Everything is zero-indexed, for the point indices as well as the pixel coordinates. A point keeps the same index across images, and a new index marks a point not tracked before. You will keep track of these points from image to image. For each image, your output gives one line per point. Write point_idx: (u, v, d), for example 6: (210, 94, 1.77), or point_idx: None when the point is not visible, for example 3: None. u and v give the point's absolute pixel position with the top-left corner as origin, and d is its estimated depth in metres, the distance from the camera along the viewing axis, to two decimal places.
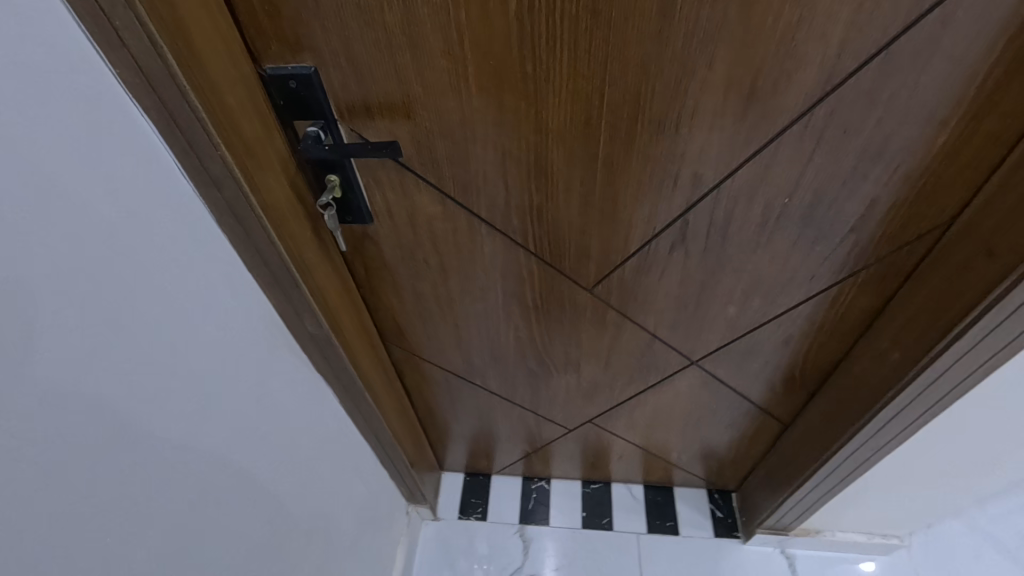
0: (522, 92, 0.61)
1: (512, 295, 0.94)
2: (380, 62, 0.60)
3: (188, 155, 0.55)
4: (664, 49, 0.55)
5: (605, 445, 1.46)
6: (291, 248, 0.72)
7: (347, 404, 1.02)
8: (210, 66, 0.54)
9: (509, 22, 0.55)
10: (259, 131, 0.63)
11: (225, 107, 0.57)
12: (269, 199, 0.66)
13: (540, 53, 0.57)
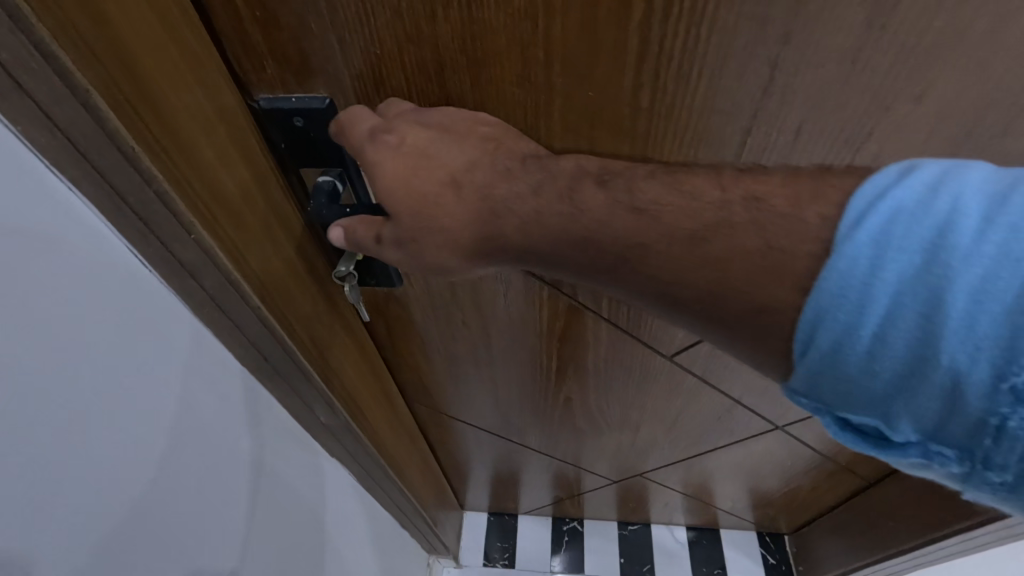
0: (630, 130, 0.43)
1: (568, 357, 0.76)
2: (424, 90, 0.41)
3: (150, 240, 0.36)
4: (858, 74, 0.37)
5: (649, 492, 1.31)
6: (301, 335, 0.54)
7: (366, 483, 0.85)
8: (180, 105, 0.35)
9: (627, 33, 0.36)
10: (253, 190, 0.44)
11: (206, 165, 0.38)
12: (269, 279, 0.47)
13: (666, 78, 0.39)
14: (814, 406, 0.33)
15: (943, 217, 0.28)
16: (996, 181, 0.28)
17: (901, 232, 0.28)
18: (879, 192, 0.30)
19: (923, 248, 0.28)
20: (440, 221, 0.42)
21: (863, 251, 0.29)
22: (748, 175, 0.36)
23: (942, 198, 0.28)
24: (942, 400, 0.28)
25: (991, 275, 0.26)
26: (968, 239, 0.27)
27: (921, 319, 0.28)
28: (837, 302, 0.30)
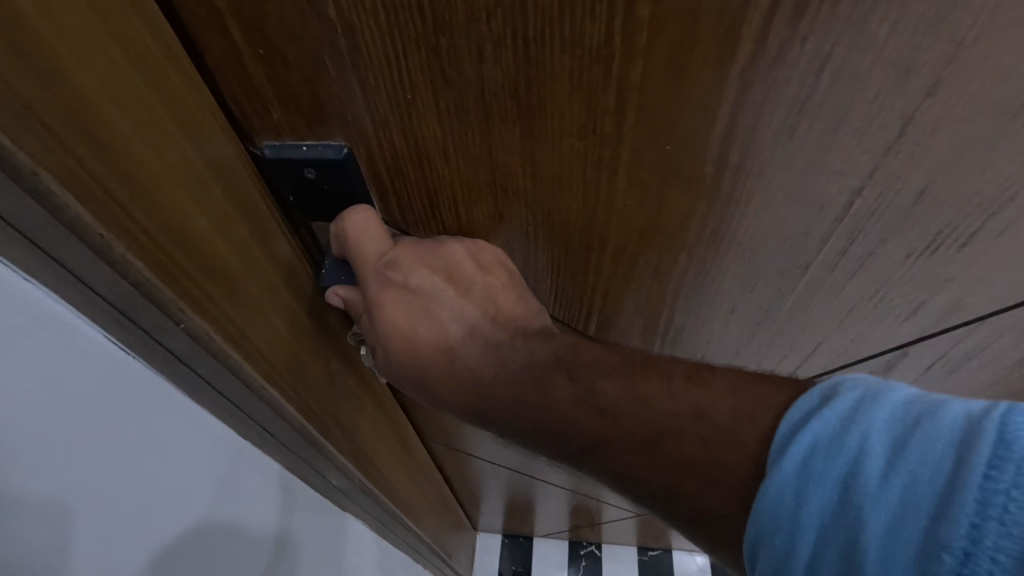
0: (711, 188, 0.35)
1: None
2: (463, 142, 0.34)
3: (130, 329, 0.29)
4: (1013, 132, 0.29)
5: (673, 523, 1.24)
6: (311, 404, 0.46)
7: (381, 533, 0.78)
8: (160, 167, 0.28)
9: (725, 80, 0.29)
10: (254, 250, 0.36)
11: (195, 235, 0.31)
12: (274, 352, 0.40)
13: (765, 133, 0.31)
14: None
15: (858, 452, 0.30)
16: (903, 419, 0.30)
17: (821, 467, 0.30)
18: (807, 418, 0.32)
19: (844, 481, 0.30)
20: (431, 370, 0.44)
21: (789, 479, 0.31)
22: (696, 385, 0.38)
23: (857, 434, 0.30)
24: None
25: (895, 517, 0.28)
26: (874, 479, 0.29)
27: (845, 551, 0.29)
28: (772, 521, 0.31)
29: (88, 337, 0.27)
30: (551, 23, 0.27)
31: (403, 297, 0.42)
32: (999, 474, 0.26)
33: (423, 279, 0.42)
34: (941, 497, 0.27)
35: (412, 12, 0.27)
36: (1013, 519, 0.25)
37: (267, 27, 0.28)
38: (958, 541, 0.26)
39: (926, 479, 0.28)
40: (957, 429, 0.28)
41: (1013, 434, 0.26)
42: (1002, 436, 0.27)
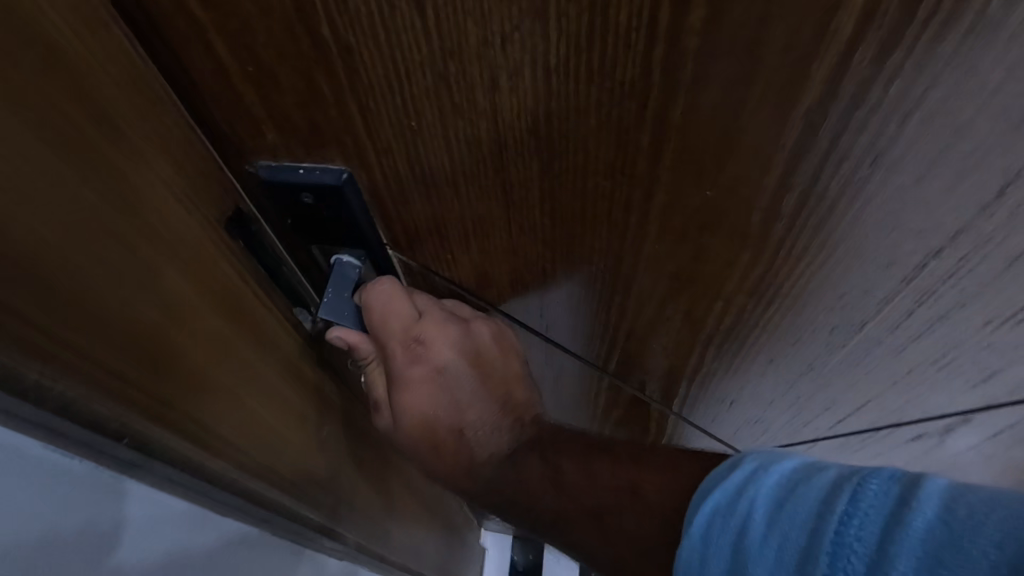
0: (757, 239, 0.30)
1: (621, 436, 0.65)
2: (470, 174, 0.30)
3: (76, 445, 0.24)
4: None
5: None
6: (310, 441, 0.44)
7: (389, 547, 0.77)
8: (82, 257, 0.23)
9: (786, 124, 0.24)
10: (222, 328, 0.32)
11: (144, 324, 0.26)
12: (253, 427, 0.36)
13: (828, 184, 0.26)
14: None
15: (744, 518, 0.26)
16: (788, 481, 0.27)
17: (717, 529, 0.27)
18: (711, 486, 0.30)
19: (731, 550, 0.26)
20: (440, 445, 0.43)
21: (694, 550, 0.28)
22: (633, 462, 0.39)
23: (747, 499, 0.27)
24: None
25: None
26: (759, 539, 0.25)
27: None
28: None
29: (44, 460, 0.23)
30: (578, 51, 0.23)
31: (429, 374, 0.41)
32: (850, 526, 0.23)
33: (450, 362, 0.41)
34: (805, 557, 0.23)
35: (416, 34, 0.23)
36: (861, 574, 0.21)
37: (255, 46, 0.25)
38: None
39: (795, 541, 0.24)
40: (827, 485, 0.25)
41: (868, 491, 0.23)
42: (859, 492, 0.23)
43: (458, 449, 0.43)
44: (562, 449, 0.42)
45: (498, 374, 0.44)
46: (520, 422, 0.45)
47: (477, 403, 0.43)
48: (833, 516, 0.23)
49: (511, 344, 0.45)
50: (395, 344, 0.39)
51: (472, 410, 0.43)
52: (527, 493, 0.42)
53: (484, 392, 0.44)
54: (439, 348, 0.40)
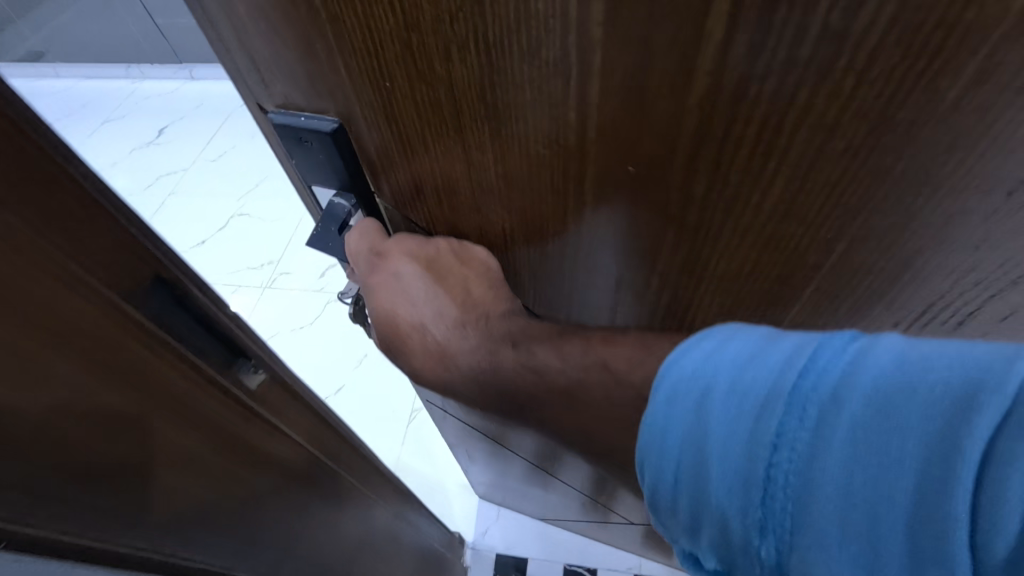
0: (678, 218, 0.34)
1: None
2: (436, 133, 0.35)
3: None
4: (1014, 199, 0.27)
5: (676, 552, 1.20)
6: (262, 461, 0.48)
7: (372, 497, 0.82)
8: None
9: (684, 110, 0.27)
10: (116, 392, 0.35)
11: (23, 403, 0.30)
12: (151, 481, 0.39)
13: (730, 170, 0.30)
14: (667, 535, 0.33)
15: (707, 382, 0.29)
16: (748, 344, 0.29)
17: (685, 390, 0.29)
18: (666, 363, 0.31)
19: (693, 411, 0.29)
20: (406, 342, 0.47)
21: (663, 412, 0.30)
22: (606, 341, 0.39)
23: (714, 364, 0.29)
24: (721, 535, 0.29)
25: (738, 430, 0.27)
26: (725, 396, 0.28)
27: (697, 465, 0.28)
28: (654, 450, 0.30)
29: None
30: (509, 31, 0.27)
31: (392, 280, 0.45)
32: (808, 380, 0.26)
33: (406, 269, 0.45)
34: (770, 407, 0.27)
35: (384, 6, 0.29)
36: (817, 416, 0.26)
37: (265, 9, 0.31)
38: (773, 439, 0.26)
39: (756, 398, 0.27)
40: (788, 348, 0.28)
41: (828, 352, 0.26)
42: (820, 353, 0.26)
43: (423, 347, 0.46)
44: (533, 338, 0.43)
45: (457, 283, 0.44)
46: (485, 318, 0.45)
47: (436, 310, 0.45)
48: (792, 375, 0.26)
49: (479, 258, 0.44)
50: (362, 260, 0.45)
51: (432, 315, 0.46)
52: (514, 384, 0.42)
53: (445, 298, 0.45)
54: (397, 259, 0.45)
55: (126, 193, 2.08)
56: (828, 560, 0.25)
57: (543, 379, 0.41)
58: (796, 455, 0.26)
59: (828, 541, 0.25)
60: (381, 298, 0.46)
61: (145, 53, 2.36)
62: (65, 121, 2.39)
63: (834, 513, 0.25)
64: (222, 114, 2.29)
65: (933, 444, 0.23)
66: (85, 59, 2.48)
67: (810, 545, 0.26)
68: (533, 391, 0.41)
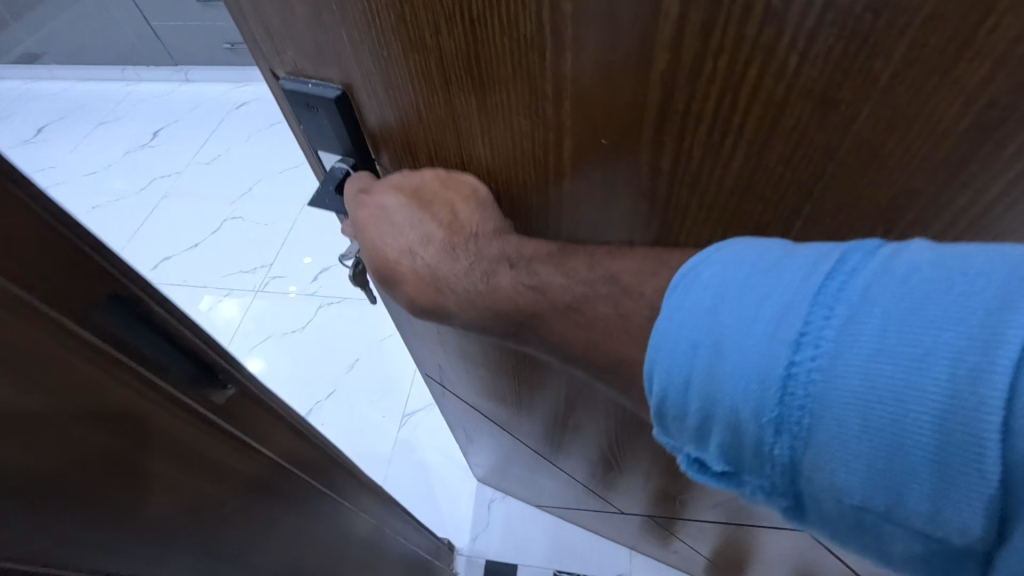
0: (648, 192, 0.36)
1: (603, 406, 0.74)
2: (429, 101, 0.38)
3: None
4: (961, 186, 0.27)
5: (669, 548, 1.21)
6: (232, 483, 0.45)
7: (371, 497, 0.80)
8: None
9: (648, 85, 0.30)
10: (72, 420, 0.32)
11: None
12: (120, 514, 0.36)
13: (692, 145, 0.32)
14: (670, 445, 0.32)
15: (724, 289, 0.28)
16: (767, 254, 0.28)
17: (698, 296, 0.28)
18: (683, 274, 0.30)
19: (710, 313, 0.27)
20: (399, 273, 0.44)
21: (676, 319, 0.28)
22: (615, 256, 0.36)
23: (731, 269, 0.28)
24: (732, 436, 0.27)
25: (754, 333, 0.26)
26: (742, 300, 0.27)
27: (711, 370, 0.27)
28: (664, 357, 0.28)
29: None
30: (490, 6, 0.30)
31: (375, 212, 0.43)
32: (837, 279, 0.25)
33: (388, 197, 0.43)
34: (788, 308, 0.25)
35: None
36: (842, 316, 0.24)
37: None
38: (795, 337, 0.25)
39: (779, 299, 0.26)
40: (809, 255, 0.26)
41: (853, 257, 0.25)
42: (844, 257, 0.25)
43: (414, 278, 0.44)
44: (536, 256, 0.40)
45: (440, 203, 0.42)
46: (476, 240, 0.42)
47: (417, 230, 0.42)
48: (819, 275, 0.25)
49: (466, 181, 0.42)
50: (351, 202, 0.44)
51: (414, 236, 0.43)
52: (515, 303, 0.39)
53: (425, 217, 0.42)
54: (380, 193, 0.43)
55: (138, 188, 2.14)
56: (847, 458, 0.24)
57: (546, 298, 0.38)
58: (820, 352, 0.24)
59: (847, 439, 0.24)
60: (367, 235, 0.44)
61: (145, 58, 2.47)
62: (59, 133, 2.45)
63: (857, 410, 0.23)
64: (215, 116, 2.35)
65: (972, 341, 0.21)
66: (89, 61, 2.58)
67: (828, 442, 0.24)
68: (535, 311, 0.39)
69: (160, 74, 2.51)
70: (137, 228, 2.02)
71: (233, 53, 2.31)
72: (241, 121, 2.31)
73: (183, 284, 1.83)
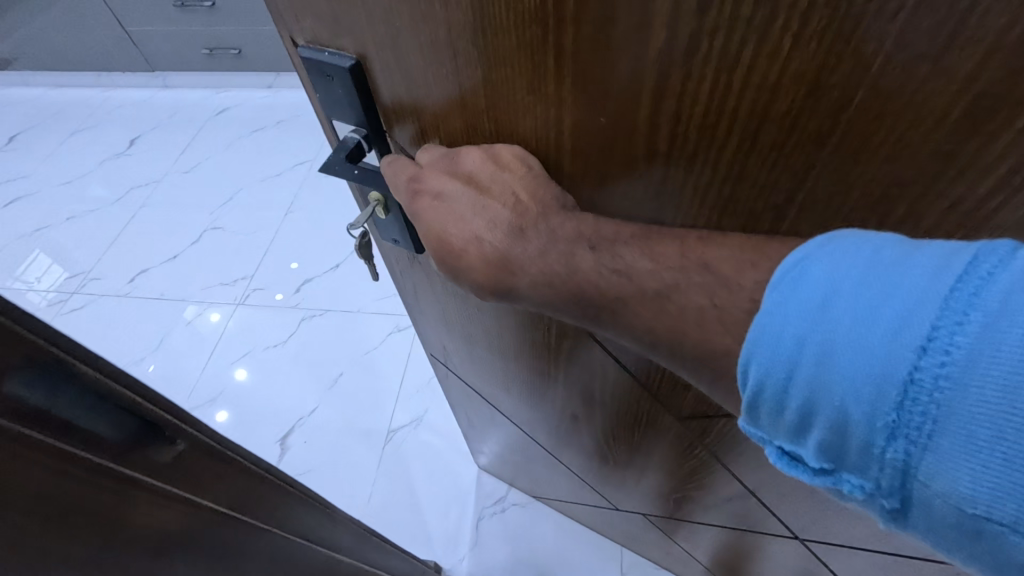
0: (644, 175, 0.36)
1: (600, 397, 0.75)
2: (437, 72, 0.39)
3: None
4: (953, 176, 0.27)
5: (662, 547, 1.22)
6: (151, 534, 0.46)
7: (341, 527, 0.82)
8: None
9: (645, 63, 0.30)
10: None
11: None
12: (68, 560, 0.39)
13: (687, 128, 0.32)
14: (758, 438, 0.29)
15: (834, 283, 0.25)
16: (882, 248, 0.25)
17: (805, 289, 0.25)
18: (786, 267, 0.27)
19: (818, 310, 0.25)
20: (464, 265, 0.41)
21: (778, 313, 0.26)
22: (709, 239, 0.33)
23: (843, 263, 0.25)
24: (838, 438, 0.25)
25: (871, 334, 0.23)
26: (855, 297, 0.24)
27: (818, 369, 0.25)
28: (762, 351, 0.26)
29: None
30: None
31: (433, 204, 0.41)
32: (972, 281, 0.21)
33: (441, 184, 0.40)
34: (913, 310, 0.22)
35: None
36: (980, 322, 0.21)
37: None
38: (924, 343, 0.22)
39: (902, 300, 0.23)
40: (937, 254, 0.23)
41: (991, 256, 0.22)
42: (981, 256, 0.22)
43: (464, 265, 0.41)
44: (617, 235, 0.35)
45: (497, 185, 0.39)
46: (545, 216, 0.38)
47: (480, 214, 0.39)
48: (951, 275, 0.22)
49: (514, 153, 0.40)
50: (404, 195, 0.42)
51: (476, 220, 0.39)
52: (596, 289, 0.35)
53: (483, 200, 0.39)
54: (434, 181, 0.41)
55: (119, 194, 2.12)
56: (972, 471, 0.21)
57: (634, 283, 0.34)
58: (950, 360, 0.21)
59: (976, 451, 0.21)
60: (429, 225, 0.41)
61: (117, 59, 2.39)
62: (32, 140, 2.40)
63: (996, 429, 0.20)
64: (192, 125, 2.31)
65: None
66: (65, 66, 2.49)
67: (951, 452, 0.21)
68: (619, 297, 0.34)
69: (135, 79, 2.46)
70: (116, 234, 2.00)
71: (212, 58, 2.25)
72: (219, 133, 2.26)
73: (161, 299, 1.81)
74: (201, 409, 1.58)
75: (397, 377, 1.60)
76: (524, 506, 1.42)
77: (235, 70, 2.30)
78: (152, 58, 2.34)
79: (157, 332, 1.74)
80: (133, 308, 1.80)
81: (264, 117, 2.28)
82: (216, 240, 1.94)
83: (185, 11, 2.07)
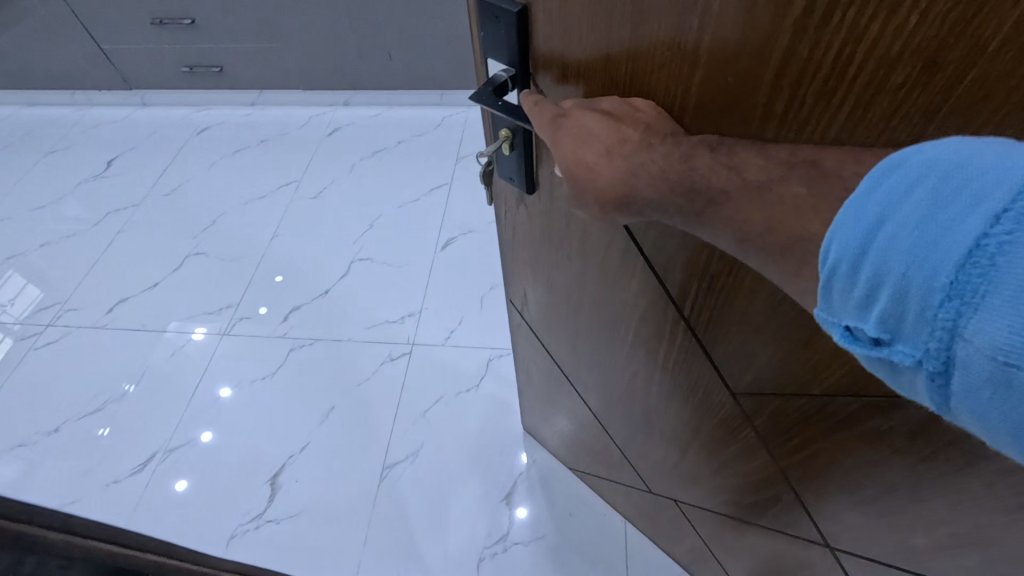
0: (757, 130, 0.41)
1: (663, 360, 0.78)
2: (591, 22, 0.45)
3: None
4: None
5: (685, 539, 1.25)
6: None
7: None
8: None
9: (781, 28, 0.35)
10: None
11: None
12: None
13: (804, 92, 0.36)
14: (828, 322, 0.32)
15: (929, 170, 0.27)
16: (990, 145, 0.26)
17: (899, 175, 0.28)
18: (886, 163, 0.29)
19: (905, 192, 0.27)
20: (584, 181, 0.47)
21: (867, 195, 0.29)
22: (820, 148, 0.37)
23: (944, 154, 0.27)
24: (899, 306, 0.27)
25: (951, 208, 0.26)
26: (946, 179, 0.26)
27: (892, 239, 0.27)
28: (845, 226, 0.29)
29: None
30: None
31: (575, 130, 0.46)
32: None
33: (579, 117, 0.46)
34: (996, 186, 0.24)
35: None
36: None
37: None
38: (998, 212, 0.24)
39: (990, 180, 0.25)
40: None
41: None
42: None
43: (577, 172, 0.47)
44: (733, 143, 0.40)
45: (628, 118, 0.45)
46: (665, 140, 0.43)
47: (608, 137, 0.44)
48: None
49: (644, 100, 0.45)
50: (546, 126, 0.48)
51: (601, 143, 0.45)
52: (705, 180, 0.40)
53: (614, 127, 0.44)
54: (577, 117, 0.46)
55: (92, 221, 2.27)
56: (1013, 322, 0.23)
57: (742, 176, 0.38)
58: (1018, 225, 0.23)
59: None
60: (566, 147, 0.47)
61: (97, 79, 2.60)
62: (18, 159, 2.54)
63: None
64: (173, 147, 2.52)
65: None
66: (38, 84, 2.68)
67: (999, 309, 0.23)
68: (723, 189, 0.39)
69: (114, 97, 2.68)
70: (83, 272, 2.11)
71: (190, 75, 2.48)
72: (219, 143, 2.50)
73: (144, 329, 1.93)
74: (180, 450, 1.66)
75: (393, 410, 1.69)
76: (525, 544, 1.46)
77: (212, 87, 2.55)
78: (129, 78, 2.56)
79: (136, 364, 1.85)
80: (116, 337, 1.92)
81: (268, 133, 2.51)
82: (202, 263, 2.09)
83: (165, 27, 2.28)
